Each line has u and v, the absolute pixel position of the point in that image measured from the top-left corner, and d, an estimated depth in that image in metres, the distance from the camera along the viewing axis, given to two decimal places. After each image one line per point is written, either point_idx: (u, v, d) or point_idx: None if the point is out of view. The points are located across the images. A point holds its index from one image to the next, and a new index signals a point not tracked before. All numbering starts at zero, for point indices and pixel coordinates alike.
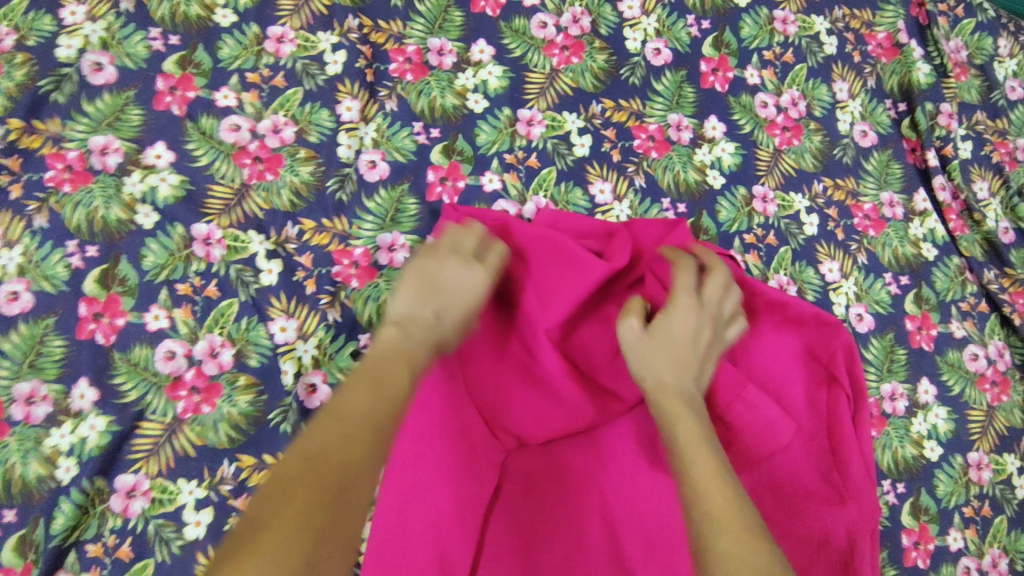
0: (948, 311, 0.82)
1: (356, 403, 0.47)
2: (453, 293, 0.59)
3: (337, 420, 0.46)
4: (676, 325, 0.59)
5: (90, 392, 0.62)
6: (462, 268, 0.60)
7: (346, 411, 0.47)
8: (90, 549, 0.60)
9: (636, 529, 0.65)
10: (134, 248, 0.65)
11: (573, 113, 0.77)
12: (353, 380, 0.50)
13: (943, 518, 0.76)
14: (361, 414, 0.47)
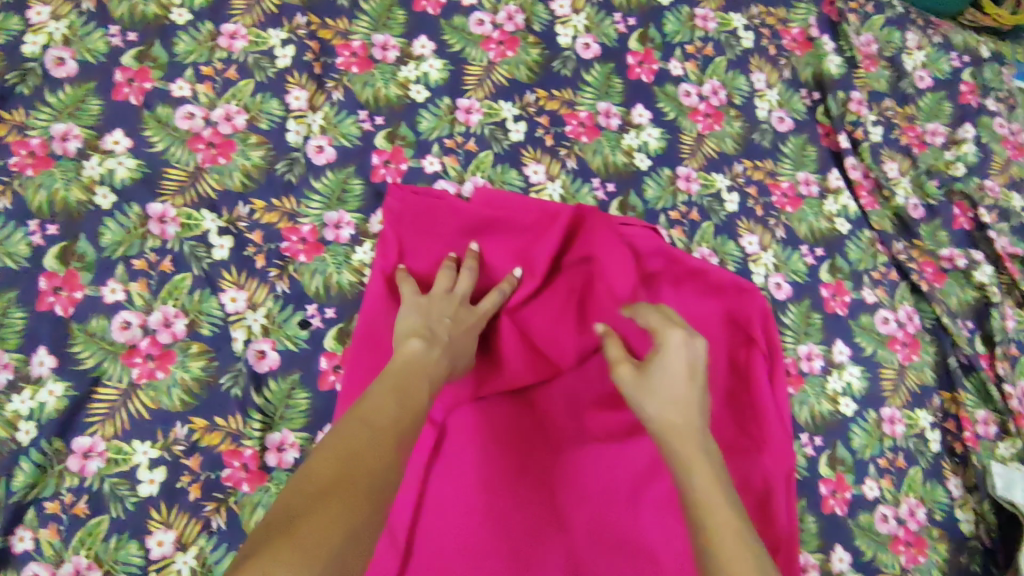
0: (860, 279, 0.89)
1: (381, 412, 0.55)
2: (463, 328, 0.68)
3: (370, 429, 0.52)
4: (669, 358, 0.61)
5: (49, 359, 0.66)
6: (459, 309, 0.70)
7: (373, 418, 0.54)
8: (49, 505, 0.63)
9: (571, 483, 0.72)
10: (92, 227, 0.70)
11: (508, 102, 0.83)
12: (386, 389, 0.57)
13: (859, 468, 0.81)
14: (389, 424, 0.54)
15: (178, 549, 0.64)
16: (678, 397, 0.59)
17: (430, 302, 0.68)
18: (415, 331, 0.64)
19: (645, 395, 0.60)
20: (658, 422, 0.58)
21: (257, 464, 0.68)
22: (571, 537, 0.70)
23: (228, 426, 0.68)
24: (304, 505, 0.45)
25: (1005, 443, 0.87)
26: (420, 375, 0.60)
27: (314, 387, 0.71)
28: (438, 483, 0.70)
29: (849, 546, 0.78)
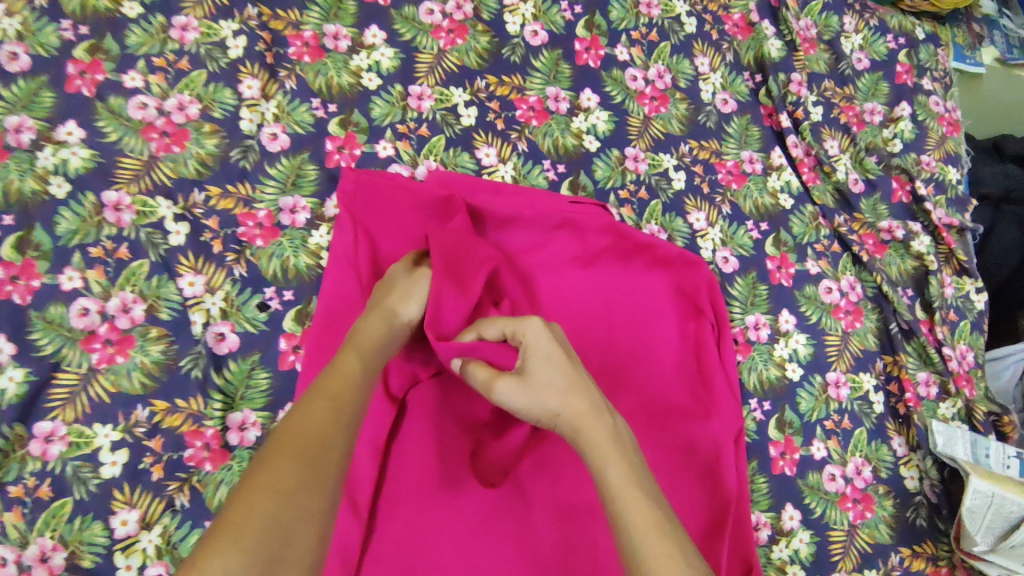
0: (804, 251, 0.92)
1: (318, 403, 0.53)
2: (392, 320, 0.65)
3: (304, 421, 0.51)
4: (539, 351, 0.61)
5: (7, 346, 0.67)
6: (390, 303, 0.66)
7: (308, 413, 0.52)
8: (12, 490, 0.64)
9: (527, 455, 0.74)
10: (48, 216, 0.71)
11: (459, 88, 0.86)
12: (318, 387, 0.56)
13: (807, 431, 0.85)
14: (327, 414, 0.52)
15: (142, 528, 0.65)
16: (561, 387, 0.58)
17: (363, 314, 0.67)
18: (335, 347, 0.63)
19: (531, 398, 0.59)
20: (560, 418, 0.57)
21: (219, 443, 0.69)
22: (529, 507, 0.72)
23: (189, 408, 0.69)
24: (272, 490, 0.45)
25: (947, 403, 0.90)
26: (347, 355, 0.59)
27: (274, 367, 0.72)
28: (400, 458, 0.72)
29: (799, 504, 0.81)
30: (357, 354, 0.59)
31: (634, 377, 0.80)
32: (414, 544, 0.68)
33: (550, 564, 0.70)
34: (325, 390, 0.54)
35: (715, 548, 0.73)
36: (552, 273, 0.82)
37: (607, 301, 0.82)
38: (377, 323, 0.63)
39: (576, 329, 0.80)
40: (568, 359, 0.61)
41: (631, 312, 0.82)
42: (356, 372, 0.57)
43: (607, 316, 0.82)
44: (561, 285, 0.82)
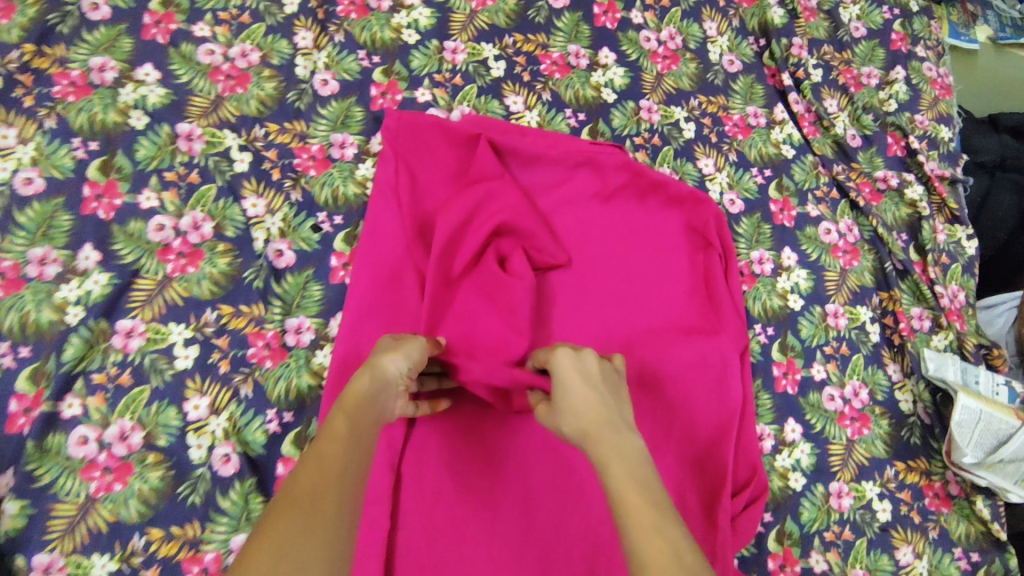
0: (805, 197, 1.00)
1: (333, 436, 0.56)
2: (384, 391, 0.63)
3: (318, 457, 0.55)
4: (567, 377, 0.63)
5: (93, 254, 0.76)
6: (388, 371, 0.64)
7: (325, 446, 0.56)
8: (96, 377, 0.73)
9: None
10: (128, 144, 0.80)
11: (489, 44, 0.95)
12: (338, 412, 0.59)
13: (807, 354, 0.92)
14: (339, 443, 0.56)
15: (211, 413, 0.74)
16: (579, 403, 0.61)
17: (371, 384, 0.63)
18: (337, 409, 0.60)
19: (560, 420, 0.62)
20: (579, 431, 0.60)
21: (278, 343, 0.78)
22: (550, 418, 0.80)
23: (251, 312, 0.78)
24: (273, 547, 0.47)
25: (939, 335, 0.98)
26: (334, 418, 0.58)
27: (326, 281, 0.81)
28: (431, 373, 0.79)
29: (800, 419, 0.89)
30: (342, 414, 0.59)
31: (649, 302, 0.87)
32: (450, 442, 0.77)
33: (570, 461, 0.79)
34: (315, 451, 0.55)
35: (720, 449, 0.81)
36: (574, 208, 0.91)
37: (621, 234, 0.90)
38: (362, 380, 0.62)
39: (595, 259, 0.89)
40: (591, 388, 0.62)
41: (646, 244, 0.90)
42: (344, 431, 0.57)
43: (625, 247, 0.90)
44: (583, 219, 0.90)
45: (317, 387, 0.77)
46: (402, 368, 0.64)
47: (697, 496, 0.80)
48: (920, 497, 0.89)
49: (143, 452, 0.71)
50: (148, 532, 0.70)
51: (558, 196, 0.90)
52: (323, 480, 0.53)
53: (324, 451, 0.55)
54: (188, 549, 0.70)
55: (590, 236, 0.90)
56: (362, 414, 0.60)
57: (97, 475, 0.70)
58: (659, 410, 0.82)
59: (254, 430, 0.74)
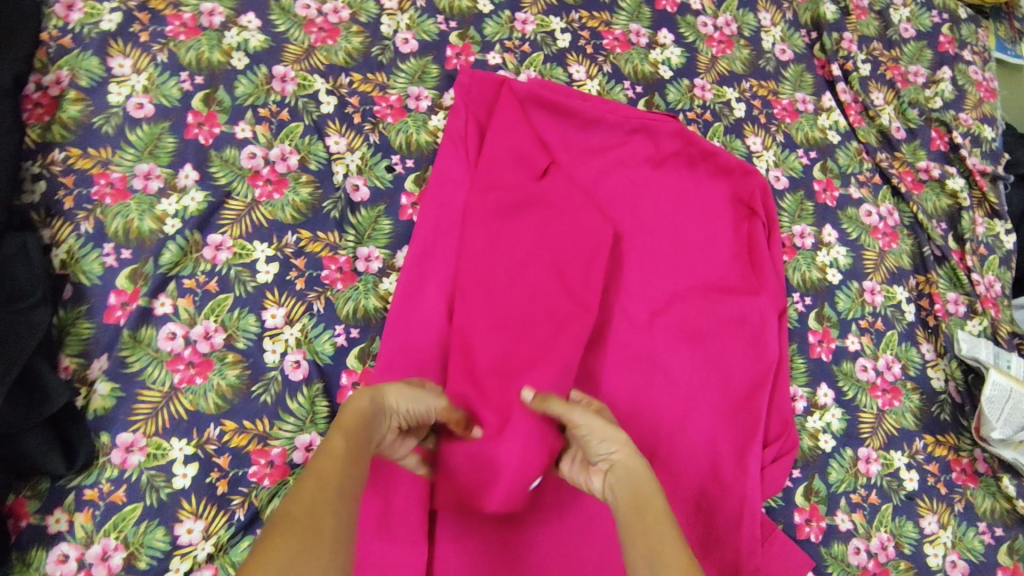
0: (848, 179, 1.04)
1: (329, 454, 0.56)
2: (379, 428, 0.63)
3: (314, 476, 0.53)
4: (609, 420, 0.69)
5: (192, 174, 0.84)
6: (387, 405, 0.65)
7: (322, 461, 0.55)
8: (187, 282, 0.80)
9: (597, 325, 0.86)
10: (229, 81, 0.88)
11: (558, 18, 1.02)
12: (335, 432, 0.58)
13: (843, 326, 0.95)
14: (334, 461, 0.55)
15: (286, 323, 0.80)
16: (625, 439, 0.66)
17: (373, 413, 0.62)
18: (339, 427, 0.59)
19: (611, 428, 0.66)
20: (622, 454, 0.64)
21: (350, 268, 0.84)
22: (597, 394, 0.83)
23: (327, 239, 0.85)
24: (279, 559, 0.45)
25: (973, 321, 1.00)
26: (332, 437, 0.58)
27: (395, 217, 0.88)
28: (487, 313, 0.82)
29: (833, 385, 0.91)
30: (341, 435, 0.58)
31: (693, 263, 0.92)
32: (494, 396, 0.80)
33: None
34: (313, 471, 0.53)
35: (755, 405, 0.85)
36: (627, 170, 0.96)
37: (671, 201, 0.95)
38: (362, 400, 0.62)
39: (645, 219, 0.93)
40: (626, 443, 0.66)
41: (692, 209, 0.95)
42: (343, 450, 0.56)
43: (673, 210, 0.95)
44: (635, 181, 0.95)
45: (381, 311, 0.84)
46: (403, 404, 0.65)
47: (733, 446, 0.83)
48: (947, 470, 0.91)
49: (223, 351, 0.78)
50: (222, 424, 0.75)
51: (612, 158, 0.95)
52: (317, 503, 0.51)
53: (323, 469, 0.54)
54: (257, 443, 0.75)
55: (641, 198, 0.95)
56: (361, 432, 0.60)
57: (181, 368, 0.76)
58: (698, 361, 0.86)
59: (323, 342, 0.81)
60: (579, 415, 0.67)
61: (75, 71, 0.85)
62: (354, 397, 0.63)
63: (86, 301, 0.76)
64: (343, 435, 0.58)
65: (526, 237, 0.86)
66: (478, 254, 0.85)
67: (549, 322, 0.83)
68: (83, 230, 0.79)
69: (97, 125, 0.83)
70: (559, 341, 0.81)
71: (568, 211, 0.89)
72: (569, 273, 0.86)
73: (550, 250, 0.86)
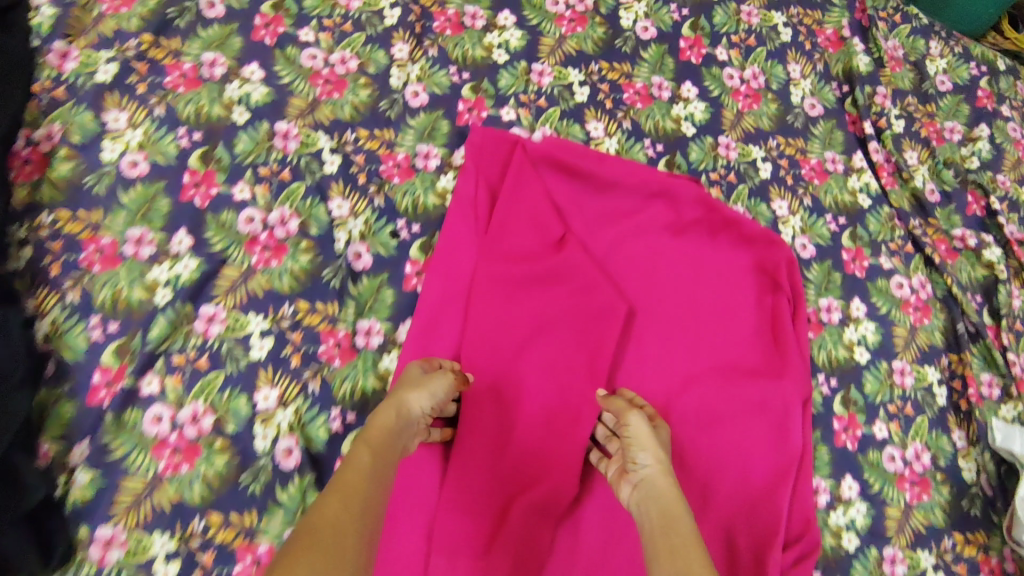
0: (879, 248, 0.99)
1: (356, 465, 0.60)
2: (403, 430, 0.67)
3: (339, 488, 0.57)
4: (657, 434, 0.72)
5: (187, 239, 0.79)
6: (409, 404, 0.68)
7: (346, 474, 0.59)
8: (176, 359, 0.75)
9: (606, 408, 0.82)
10: (229, 137, 0.83)
11: (576, 69, 0.97)
12: (359, 445, 0.63)
13: (870, 410, 0.91)
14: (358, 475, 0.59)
15: (279, 405, 0.76)
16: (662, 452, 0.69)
17: (394, 421, 0.66)
18: (363, 437, 0.64)
19: (655, 441, 0.70)
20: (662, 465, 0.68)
21: (349, 343, 0.80)
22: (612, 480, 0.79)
23: (326, 311, 0.80)
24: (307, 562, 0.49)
25: (1007, 405, 0.95)
26: (358, 449, 0.62)
27: (399, 288, 0.83)
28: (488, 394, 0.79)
29: (858, 477, 0.86)
30: (366, 448, 0.62)
31: (713, 339, 0.87)
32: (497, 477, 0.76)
33: (615, 524, 0.77)
34: (338, 483, 0.58)
35: (775, 499, 0.80)
36: (646, 237, 0.90)
37: (691, 269, 0.90)
38: (389, 415, 0.66)
39: (662, 290, 0.88)
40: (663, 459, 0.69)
41: (713, 280, 0.90)
42: (368, 462, 0.61)
43: (693, 279, 0.89)
44: (654, 248, 0.90)
45: (382, 391, 0.79)
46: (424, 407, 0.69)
47: (750, 542, 0.78)
48: (976, 572, 0.85)
49: (211, 436, 0.73)
50: (207, 516, 0.70)
51: (630, 225, 0.90)
52: (345, 514, 0.55)
53: (347, 479, 0.58)
54: (244, 538, 0.71)
55: (660, 266, 0.89)
56: (385, 451, 0.64)
57: (166, 454, 0.72)
58: (716, 447, 0.81)
59: (317, 427, 0.76)
60: (633, 418, 0.72)
61: (67, 126, 0.80)
62: (377, 411, 0.67)
63: (70, 379, 0.72)
64: (368, 447, 0.63)
65: (533, 313, 0.83)
66: (483, 330, 0.81)
67: (556, 404, 0.80)
68: (69, 301, 0.75)
69: (88, 185, 0.78)
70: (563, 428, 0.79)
71: (582, 284, 0.85)
72: (579, 351, 0.82)
73: (561, 329, 0.83)
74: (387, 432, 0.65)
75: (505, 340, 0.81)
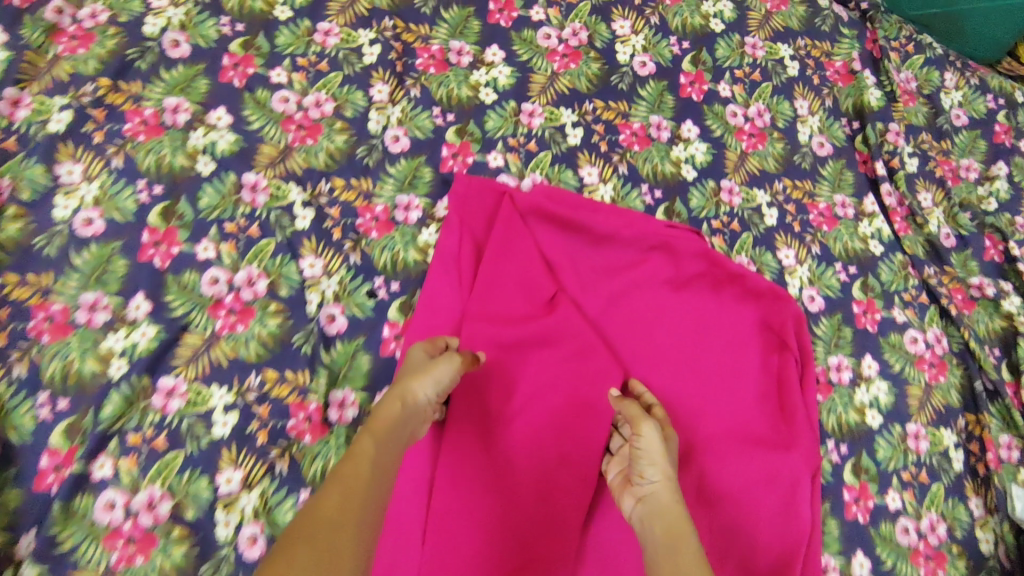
0: (891, 299, 0.93)
1: (360, 459, 0.58)
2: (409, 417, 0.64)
3: (338, 486, 0.55)
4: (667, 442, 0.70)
5: (145, 304, 0.73)
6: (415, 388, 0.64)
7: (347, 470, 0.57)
8: (131, 438, 0.70)
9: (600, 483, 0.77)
10: (192, 190, 0.77)
11: (569, 109, 0.91)
12: (363, 434, 0.60)
13: (883, 479, 0.85)
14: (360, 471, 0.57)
15: (243, 488, 0.70)
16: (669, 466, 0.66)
17: (400, 409, 0.63)
18: (368, 427, 0.61)
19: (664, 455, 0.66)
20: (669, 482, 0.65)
21: (320, 418, 0.74)
22: (605, 563, 0.74)
23: (296, 380, 0.74)
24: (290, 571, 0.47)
25: None
26: (361, 441, 0.59)
27: (376, 353, 0.77)
28: (472, 471, 0.73)
29: (870, 553, 0.81)
30: (370, 438, 0.60)
31: (716, 404, 0.80)
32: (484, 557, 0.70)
33: None
34: (339, 478, 0.56)
35: None
36: (643, 292, 0.84)
37: (693, 327, 0.83)
38: (394, 407, 0.63)
39: (661, 350, 0.82)
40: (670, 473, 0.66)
41: (716, 339, 0.83)
42: (372, 453, 0.59)
43: (694, 338, 0.83)
44: (652, 305, 0.83)
45: None
46: (430, 395, 0.65)
47: None
48: None
49: (168, 524, 0.67)
50: None
51: (626, 279, 0.84)
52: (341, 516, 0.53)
53: (348, 475, 0.56)
54: None
55: (659, 323, 0.83)
56: (389, 442, 0.61)
57: (119, 545, 0.66)
58: (719, 525, 0.75)
59: (285, 511, 0.70)
60: (646, 428, 0.67)
61: (16, 180, 0.74)
62: (383, 400, 0.63)
63: (15, 462, 0.66)
64: (372, 438, 0.60)
65: (522, 380, 0.77)
66: (467, 400, 0.76)
67: (545, 481, 0.74)
68: (15, 375, 0.68)
69: (37, 246, 0.72)
70: (554, 507, 0.73)
71: (574, 346, 0.78)
72: (571, 421, 0.76)
73: (551, 398, 0.77)
74: (392, 423, 0.62)
75: (491, 410, 0.76)
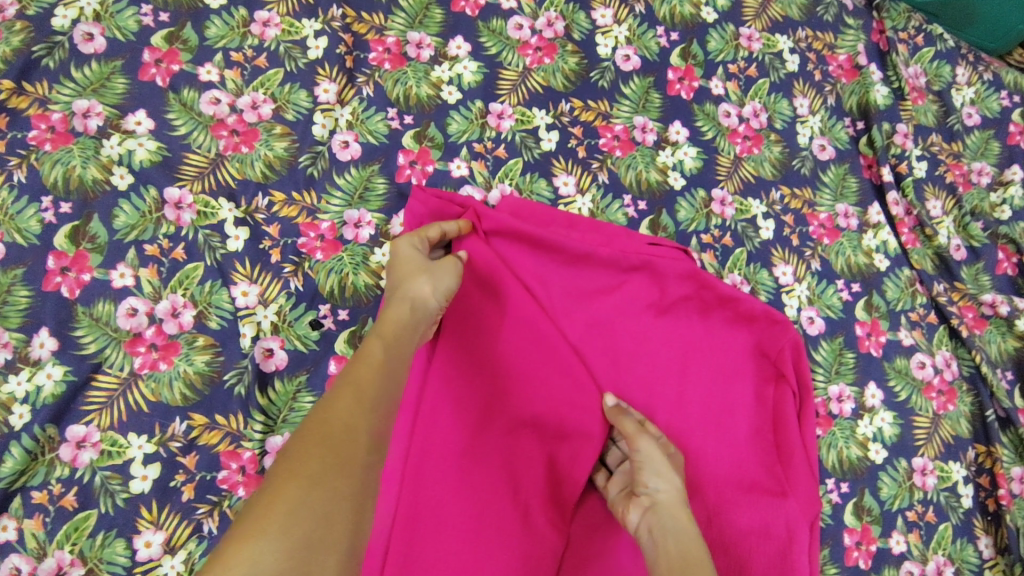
0: (897, 319, 0.85)
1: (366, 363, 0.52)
2: (418, 313, 0.59)
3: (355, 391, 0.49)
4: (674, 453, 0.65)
5: (50, 341, 0.63)
6: (418, 284, 0.60)
7: (359, 375, 0.51)
8: (35, 496, 0.60)
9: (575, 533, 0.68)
10: (107, 208, 0.68)
11: (542, 110, 0.81)
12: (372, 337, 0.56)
13: (886, 520, 0.76)
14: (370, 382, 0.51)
15: (166, 552, 0.61)
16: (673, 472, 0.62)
17: (405, 309, 0.58)
18: (377, 328, 0.57)
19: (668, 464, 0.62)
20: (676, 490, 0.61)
21: (255, 468, 0.64)
22: None
23: (227, 425, 0.65)
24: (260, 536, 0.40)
25: None
26: (370, 343, 0.55)
27: (320, 392, 0.68)
28: (432, 519, 0.63)
29: None
30: (380, 340, 0.55)
31: (709, 444, 0.71)
32: None
33: None
34: (349, 379, 0.50)
35: None
36: (624, 318, 0.74)
37: (680, 355, 0.73)
38: (401, 310, 0.58)
39: (645, 384, 0.72)
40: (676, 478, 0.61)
41: (706, 369, 0.73)
42: (382, 360, 0.53)
43: (681, 369, 0.73)
44: (634, 332, 0.73)
45: None
46: (432, 290, 0.60)
47: None
48: None
49: None
50: None
51: (605, 303, 0.74)
52: (351, 425, 0.47)
53: (357, 375, 0.51)
54: None
55: (642, 352, 0.73)
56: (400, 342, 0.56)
57: None
58: None
59: None
60: (644, 445, 0.63)
61: None
62: (391, 303, 0.59)
63: None
64: (380, 341, 0.55)
65: (493, 416, 0.68)
66: (429, 439, 0.66)
67: (519, 528, 0.64)
68: None
69: None
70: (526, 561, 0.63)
71: (550, 373, 0.69)
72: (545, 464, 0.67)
73: (525, 435, 0.68)
74: (399, 325, 0.57)
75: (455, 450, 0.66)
